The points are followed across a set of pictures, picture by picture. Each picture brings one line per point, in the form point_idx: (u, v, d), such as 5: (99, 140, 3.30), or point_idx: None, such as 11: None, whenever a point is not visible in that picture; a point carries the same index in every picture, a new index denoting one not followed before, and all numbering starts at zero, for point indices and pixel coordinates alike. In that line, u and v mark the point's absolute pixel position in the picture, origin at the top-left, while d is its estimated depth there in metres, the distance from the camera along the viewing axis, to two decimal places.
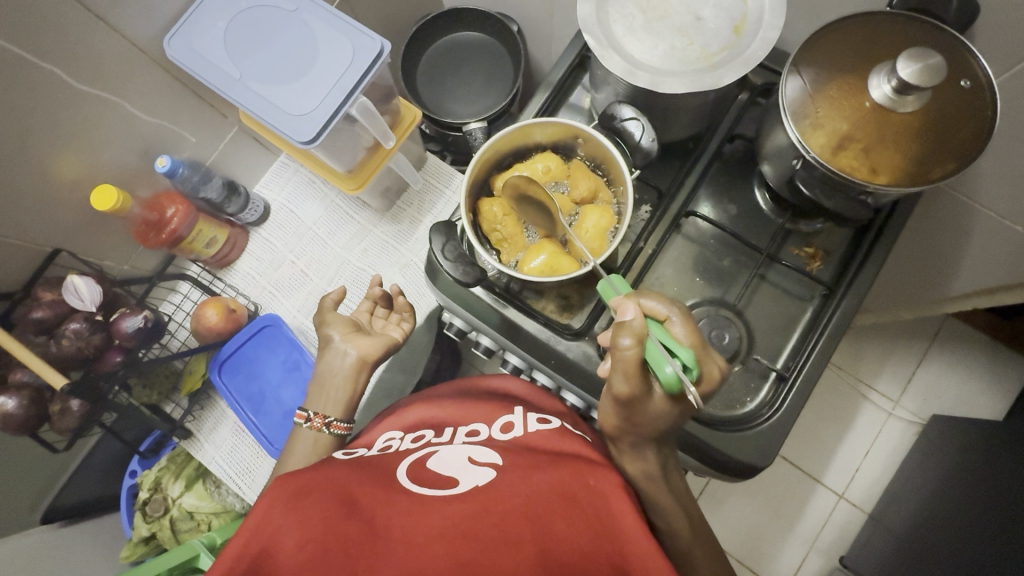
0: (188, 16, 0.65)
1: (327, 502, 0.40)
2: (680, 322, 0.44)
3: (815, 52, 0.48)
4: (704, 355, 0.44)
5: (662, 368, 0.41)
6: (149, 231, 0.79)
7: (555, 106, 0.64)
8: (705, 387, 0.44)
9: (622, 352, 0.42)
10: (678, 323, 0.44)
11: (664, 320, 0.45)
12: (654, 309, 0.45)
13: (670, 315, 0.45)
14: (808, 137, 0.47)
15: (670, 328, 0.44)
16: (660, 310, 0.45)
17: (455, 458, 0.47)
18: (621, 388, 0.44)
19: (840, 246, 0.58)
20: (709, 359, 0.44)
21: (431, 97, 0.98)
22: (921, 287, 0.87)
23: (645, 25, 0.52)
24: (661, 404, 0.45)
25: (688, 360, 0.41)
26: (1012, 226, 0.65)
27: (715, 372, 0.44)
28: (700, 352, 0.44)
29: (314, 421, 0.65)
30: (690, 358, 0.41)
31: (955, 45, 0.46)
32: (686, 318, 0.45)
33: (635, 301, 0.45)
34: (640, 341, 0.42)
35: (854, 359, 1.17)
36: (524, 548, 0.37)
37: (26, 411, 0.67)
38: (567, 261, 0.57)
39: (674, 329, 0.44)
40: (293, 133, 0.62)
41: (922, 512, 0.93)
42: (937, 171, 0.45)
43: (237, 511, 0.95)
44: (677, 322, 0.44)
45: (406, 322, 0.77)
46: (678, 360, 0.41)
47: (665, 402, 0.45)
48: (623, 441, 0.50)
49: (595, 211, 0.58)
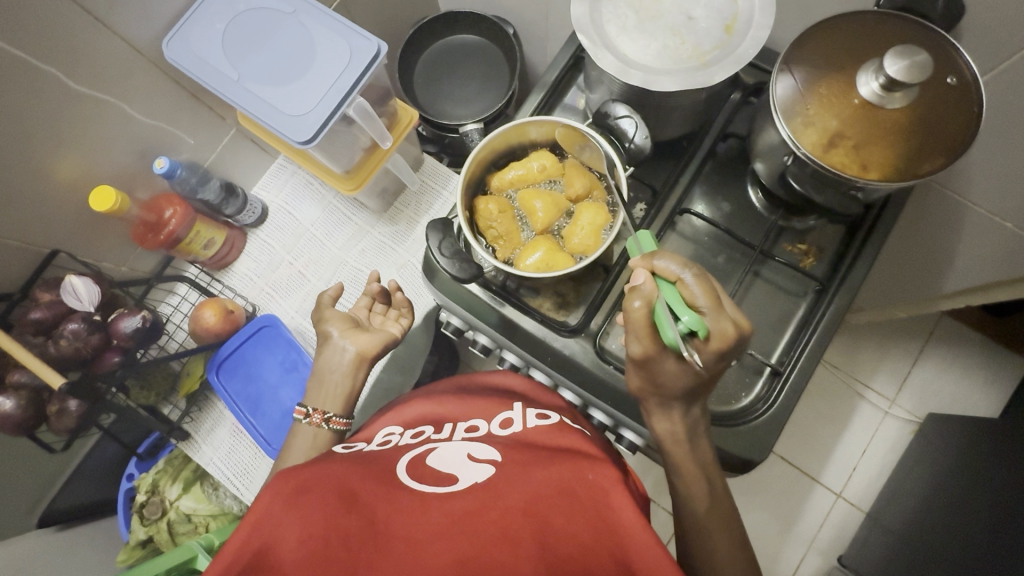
0: (187, 19, 0.65)
1: (328, 498, 0.40)
2: (694, 281, 0.43)
3: (805, 51, 0.49)
4: (717, 314, 0.43)
5: (665, 330, 0.42)
6: (148, 232, 0.79)
7: (550, 106, 0.65)
8: (719, 348, 0.43)
9: (631, 314, 0.43)
10: (691, 283, 0.43)
11: (677, 280, 0.44)
12: (666, 269, 0.45)
13: (683, 275, 0.44)
14: (799, 135, 0.48)
15: (683, 289, 0.44)
16: (672, 270, 0.44)
17: (455, 453, 0.48)
18: (636, 352, 0.45)
19: (833, 243, 0.59)
20: (724, 316, 0.43)
21: (428, 99, 0.99)
22: (915, 285, 0.88)
23: (637, 24, 0.53)
24: (676, 368, 0.45)
25: (692, 324, 0.42)
26: (1002, 223, 0.66)
27: (730, 330, 0.42)
28: (715, 311, 0.43)
29: (313, 417, 0.66)
30: (694, 322, 0.42)
31: (941, 42, 0.47)
32: (702, 278, 0.44)
33: (649, 261, 0.46)
34: (649, 305, 0.43)
35: (849, 357, 1.18)
36: (525, 544, 0.37)
37: (23, 411, 0.67)
38: (563, 258, 0.58)
39: (688, 289, 0.44)
40: (291, 133, 0.63)
41: (919, 511, 0.94)
42: (926, 167, 0.46)
43: (234, 513, 0.95)
44: (691, 282, 0.43)
45: (404, 318, 0.77)
46: (682, 323, 0.42)
47: (682, 370, 0.45)
48: (652, 403, 0.49)
49: (590, 209, 0.59)
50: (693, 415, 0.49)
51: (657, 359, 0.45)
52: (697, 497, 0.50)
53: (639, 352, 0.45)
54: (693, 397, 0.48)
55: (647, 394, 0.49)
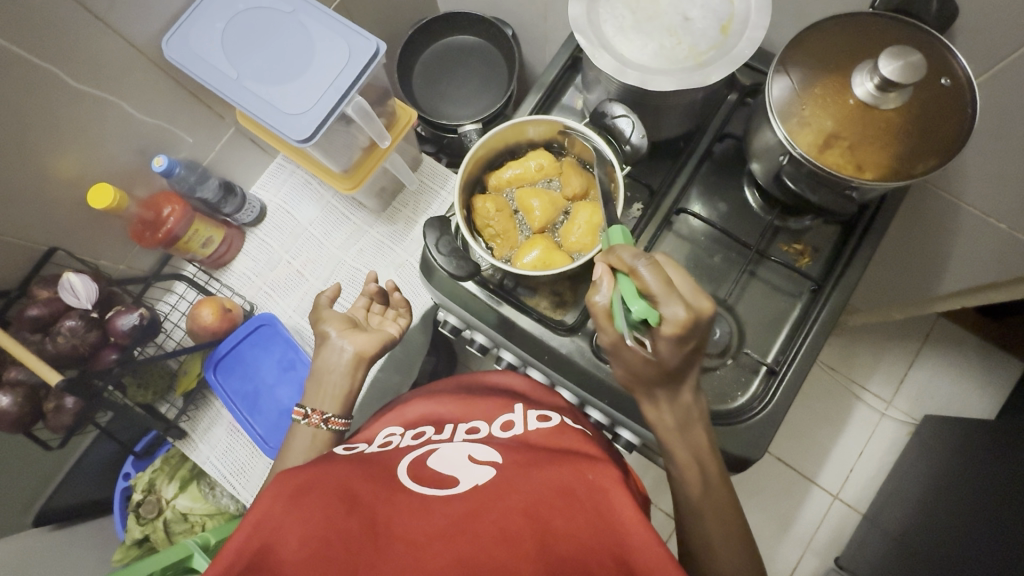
0: (186, 17, 0.66)
1: (328, 498, 0.40)
2: (646, 268, 0.42)
3: (800, 51, 0.50)
4: (669, 298, 0.41)
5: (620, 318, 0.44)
6: (145, 230, 0.79)
7: (547, 106, 0.65)
8: (676, 333, 0.41)
9: (593, 307, 0.47)
10: (642, 272, 0.42)
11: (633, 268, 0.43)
12: (622, 261, 0.44)
13: (636, 264, 0.42)
14: (795, 135, 0.48)
15: (637, 277, 0.43)
16: (627, 261, 0.43)
17: (455, 455, 0.48)
18: (607, 343, 0.48)
19: (829, 243, 0.59)
20: (676, 299, 0.41)
21: (427, 99, 0.99)
22: (913, 287, 0.89)
23: (634, 24, 0.53)
24: (639, 355, 0.46)
25: (639, 314, 0.42)
26: (996, 224, 0.67)
27: (681, 315, 0.40)
28: (669, 296, 0.41)
29: (313, 417, 0.66)
30: (639, 313, 0.41)
31: (935, 43, 0.47)
32: (655, 266, 0.42)
33: (609, 254, 0.46)
34: (610, 299, 0.46)
35: (846, 359, 1.18)
36: (524, 544, 0.37)
37: (20, 408, 0.67)
38: (560, 256, 0.59)
39: (640, 279, 0.42)
40: (290, 132, 0.63)
41: (916, 513, 0.94)
42: (920, 167, 0.46)
43: (231, 513, 0.96)
44: (644, 270, 0.42)
45: (403, 318, 0.77)
46: (632, 313, 0.42)
47: (647, 362, 0.46)
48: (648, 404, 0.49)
49: (587, 208, 0.60)
50: (683, 407, 0.49)
51: (624, 351, 0.46)
52: (694, 497, 0.50)
53: (609, 344, 0.47)
54: (676, 383, 0.47)
55: (634, 384, 0.49)
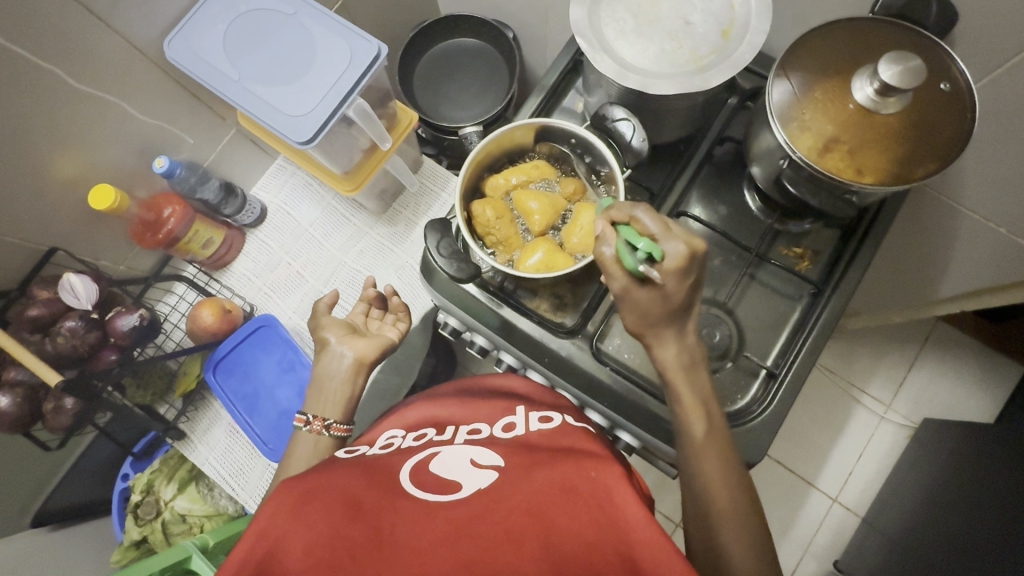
0: (188, 18, 0.66)
1: (331, 505, 0.40)
2: (643, 212, 0.45)
3: (801, 55, 0.50)
4: (669, 236, 0.44)
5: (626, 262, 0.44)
6: (145, 231, 0.79)
7: (548, 109, 0.65)
8: (678, 267, 0.44)
9: (602, 259, 0.47)
10: (641, 216, 0.45)
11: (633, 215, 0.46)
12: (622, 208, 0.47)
13: (635, 212, 0.45)
14: (795, 139, 0.49)
15: (637, 224, 0.45)
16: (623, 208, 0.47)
17: (457, 458, 0.48)
18: (617, 290, 0.47)
19: (828, 247, 0.59)
20: (675, 236, 0.44)
21: (427, 102, 1.00)
22: (913, 291, 0.89)
23: (636, 28, 0.54)
24: (649, 295, 0.46)
25: (648, 249, 0.43)
26: (996, 228, 0.67)
27: (682, 249, 0.43)
28: (667, 234, 0.44)
29: (314, 424, 0.66)
30: (649, 247, 0.43)
31: (935, 50, 0.48)
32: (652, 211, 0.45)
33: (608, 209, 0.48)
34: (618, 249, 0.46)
35: (845, 362, 1.18)
36: (529, 544, 0.37)
37: (18, 409, 0.67)
38: (562, 259, 0.59)
39: (640, 223, 0.45)
40: (291, 133, 0.63)
41: (914, 517, 0.94)
42: (921, 171, 0.47)
43: (229, 514, 0.96)
44: (643, 216, 0.45)
45: (402, 322, 0.77)
46: (639, 250, 0.44)
47: (654, 300, 0.46)
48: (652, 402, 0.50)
49: (589, 209, 0.59)
50: (687, 347, 0.49)
51: (635, 292, 0.46)
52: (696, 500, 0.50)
53: (620, 292, 0.47)
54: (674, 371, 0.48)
55: (643, 328, 0.48)
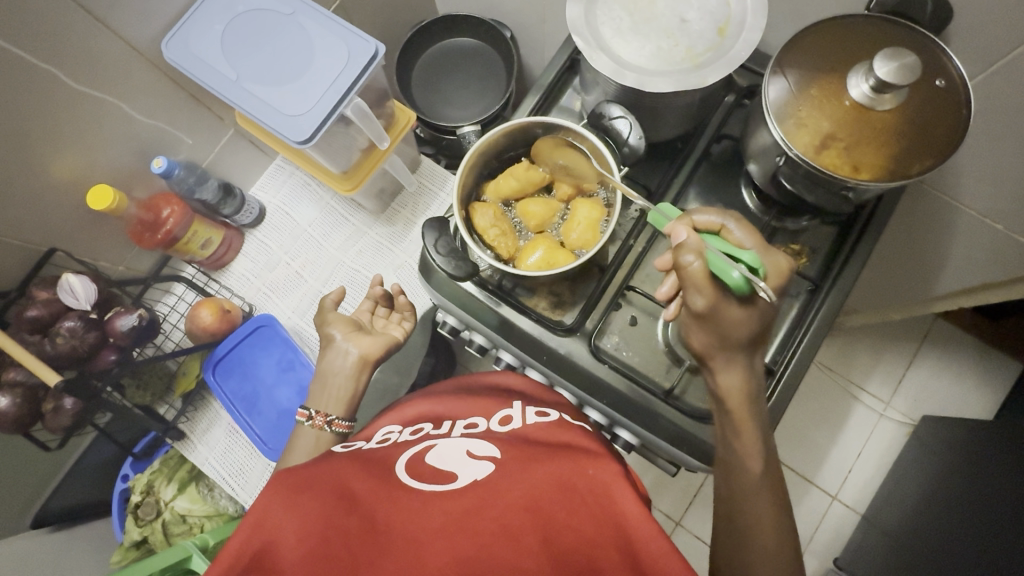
0: (186, 18, 0.66)
1: (327, 497, 0.40)
2: (737, 228, 0.47)
3: (796, 54, 0.50)
4: (770, 251, 0.47)
5: (727, 276, 0.42)
6: (144, 231, 0.79)
7: (546, 108, 0.66)
8: (777, 282, 0.46)
9: (686, 270, 0.43)
10: (735, 228, 0.47)
11: (721, 230, 0.48)
12: (708, 222, 0.48)
13: (726, 224, 0.47)
14: (791, 137, 0.49)
15: (728, 235, 0.47)
16: (713, 221, 0.48)
17: (453, 450, 0.48)
18: (698, 309, 0.44)
19: (826, 243, 0.59)
20: (775, 253, 0.47)
21: (425, 101, 1.00)
22: (911, 288, 0.89)
23: (632, 26, 0.54)
24: (740, 314, 0.44)
25: (754, 261, 0.43)
26: (993, 224, 0.67)
27: (783, 263, 0.46)
28: (766, 250, 0.47)
29: (316, 420, 0.66)
30: (755, 260, 0.43)
31: (929, 45, 0.48)
32: (744, 225, 0.47)
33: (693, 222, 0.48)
34: (706, 260, 0.43)
35: (844, 360, 1.18)
36: (526, 535, 0.37)
37: (19, 410, 0.67)
38: (564, 255, 0.58)
39: (733, 235, 0.47)
40: (289, 133, 0.63)
41: (913, 514, 0.94)
42: (916, 168, 0.47)
43: (230, 514, 0.96)
44: (735, 228, 0.47)
45: (407, 321, 0.77)
46: (744, 261, 0.44)
47: (744, 317, 0.44)
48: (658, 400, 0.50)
49: (586, 204, 0.60)
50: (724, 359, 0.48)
51: (723, 309, 0.44)
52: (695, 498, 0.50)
53: (706, 309, 0.44)
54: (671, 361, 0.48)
55: (712, 351, 0.46)
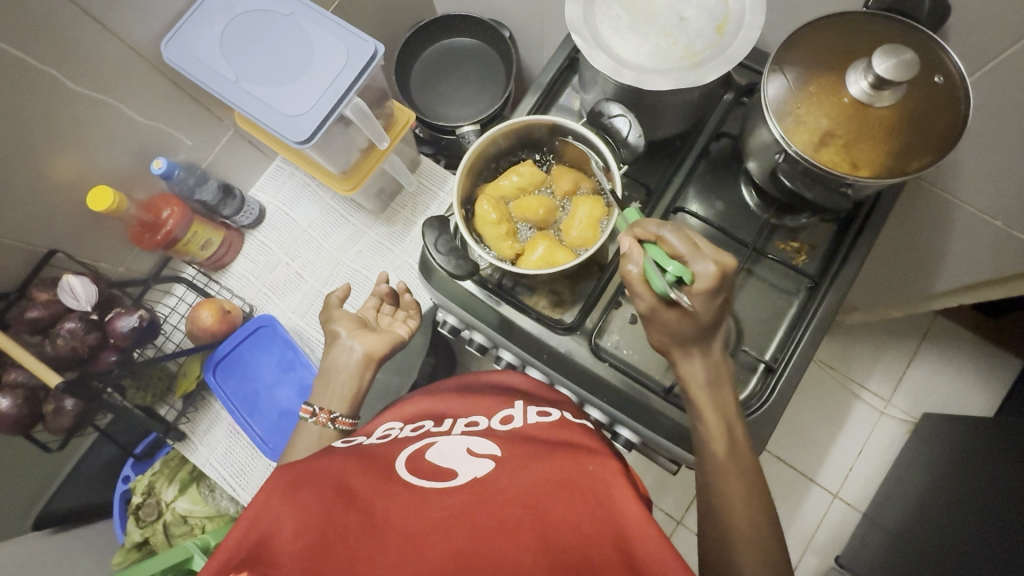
0: (185, 19, 0.66)
1: (325, 492, 0.40)
2: (670, 235, 0.45)
3: (794, 51, 0.50)
4: (697, 257, 0.44)
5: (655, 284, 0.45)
6: (145, 232, 0.79)
7: (545, 106, 0.66)
8: (709, 288, 0.44)
9: (628, 277, 0.47)
10: (669, 236, 0.45)
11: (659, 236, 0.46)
12: (646, 231, 0.47)
13: (661, 232, 0.46)
14: (791, 134, 0.49)
15: (664, 243, 0.45)
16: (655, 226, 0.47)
17: (454, 448, 0.48)
18: (642, 309, 0.47)
19: (826, 240, 0.60)
20: (704, 256, 0.44)
21: (424, 101, 1.00)
22: (910, 285, 0.89)
23: (631, 25, 0.54)
24: (680, 318, 0.46)
25: (678, 272, 0.44)
26: (992, 221, 0.67)
27: (713, 270, 0.43)
28: (696, 255, 0.44)
29: (319, 416, 0.65)
30: (679, 271, 0.44)
31: (927, 42, 0.48)
32: (679, 230, 0.45)
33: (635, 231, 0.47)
34: (643, 268, 0.46)
35: (844, 358, 1.18)
36: (525, 533, 0.37)
37: (19, 411, 0.68)
38: (564, 254, 0.59)
39: (667, 244, 0.45)
40: (288, 133, 0.63)
41: (913, 511, 0.94)
42: (915, 164, 0.47)
43: (231, 514, 0.96)
44: (670, 235, 0.45)
45: (411, 320, 0.77)
46: (667, 274, 0.44)
47: (682, 319, 0.46)
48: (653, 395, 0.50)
49: (586, 203, 0.60)
50: (713, 359, 0.49)
51: (662, 313, 0.46)
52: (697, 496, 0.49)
53: (647, 311, 0.47)
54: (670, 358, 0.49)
55: (668, 346, 0.48)
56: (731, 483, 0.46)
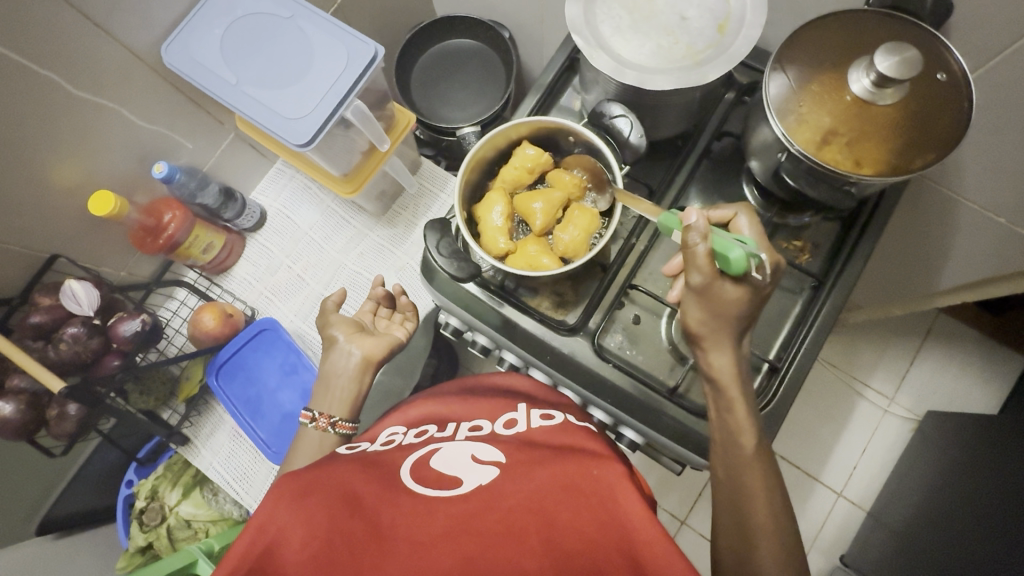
0: (185, 24, 0.66)
1: (330, 499, 0.40)
2: (747, 219, 0.51)
3: (795, 50, 0.50)
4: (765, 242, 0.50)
5: (728, 255, 0.44)
6: (146, 236, 0.79)
7: (546, 107, 0.65)
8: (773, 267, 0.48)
9: (692, 251, 0.45)
10: (744, 220, 0.51)
11: (732, 221, 0.52)
12: (721, 215, 0.52)
13: (737, 216, 0.51)
14: (793, 132, 0.49)
15: (739, 225, 0.51)
16: (725, 214, 0.52)
17: (457, 454, 0.47)
18: (696, 286, 0.46)
19: (829, 239, 0.59)
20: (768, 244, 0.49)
21: (424, 103, 1.00)
22: (913, 282, 0.89)
23: (631, 25, 0.54)
24: (736, 293, 0.46)
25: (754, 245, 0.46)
26: (995, 218, 0.67)
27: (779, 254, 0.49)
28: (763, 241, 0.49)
29: (319, 421, 0.66)
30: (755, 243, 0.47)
31: (929, 39, 0.48)
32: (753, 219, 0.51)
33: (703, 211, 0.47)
34: (712, 244, 0.45)
35: (847, 356, 1.18)
36: (530, 540, 0.37)
37: (23, 416, 0.67)
38: (548, 260, 0.58)
39: (741, 225, 0.51)
40: (288, 136, 0.63)
41: (918, 509, 0.94)
42: (919, 162, 0.47)
43: (235, 517, 0.96)
44: (744, 220, 0.51)
45: (409, 322, 0.77)
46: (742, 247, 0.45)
47: (740, 291, 0.46)
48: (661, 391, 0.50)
49: (584, 214, 0.58)
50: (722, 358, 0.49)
51: (719, 287, 0.46)
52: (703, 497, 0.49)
53: (703, 286, 0.46)
54: None
55: (705, 330, 0.47)
56: (736, 484, 0.46)
